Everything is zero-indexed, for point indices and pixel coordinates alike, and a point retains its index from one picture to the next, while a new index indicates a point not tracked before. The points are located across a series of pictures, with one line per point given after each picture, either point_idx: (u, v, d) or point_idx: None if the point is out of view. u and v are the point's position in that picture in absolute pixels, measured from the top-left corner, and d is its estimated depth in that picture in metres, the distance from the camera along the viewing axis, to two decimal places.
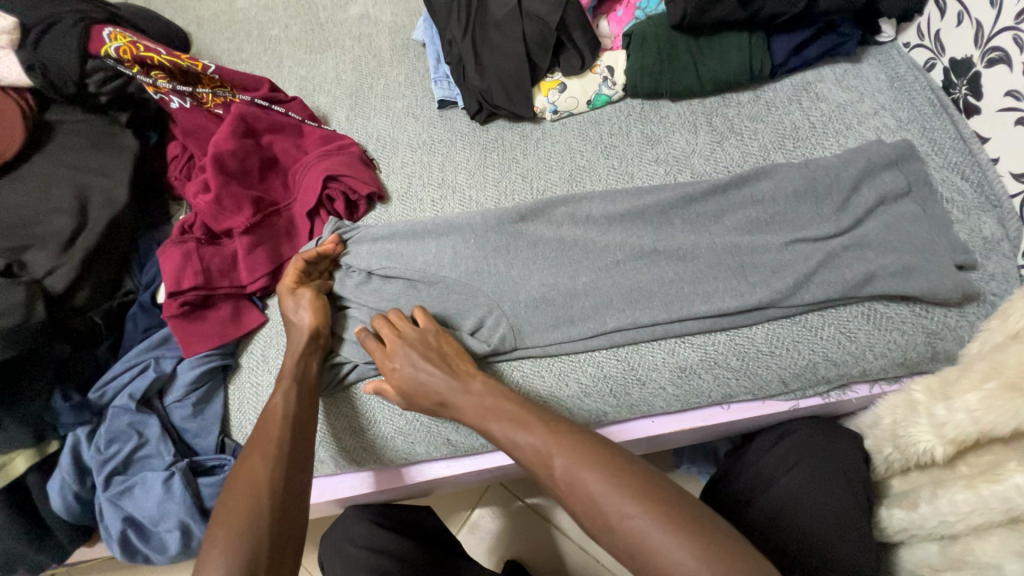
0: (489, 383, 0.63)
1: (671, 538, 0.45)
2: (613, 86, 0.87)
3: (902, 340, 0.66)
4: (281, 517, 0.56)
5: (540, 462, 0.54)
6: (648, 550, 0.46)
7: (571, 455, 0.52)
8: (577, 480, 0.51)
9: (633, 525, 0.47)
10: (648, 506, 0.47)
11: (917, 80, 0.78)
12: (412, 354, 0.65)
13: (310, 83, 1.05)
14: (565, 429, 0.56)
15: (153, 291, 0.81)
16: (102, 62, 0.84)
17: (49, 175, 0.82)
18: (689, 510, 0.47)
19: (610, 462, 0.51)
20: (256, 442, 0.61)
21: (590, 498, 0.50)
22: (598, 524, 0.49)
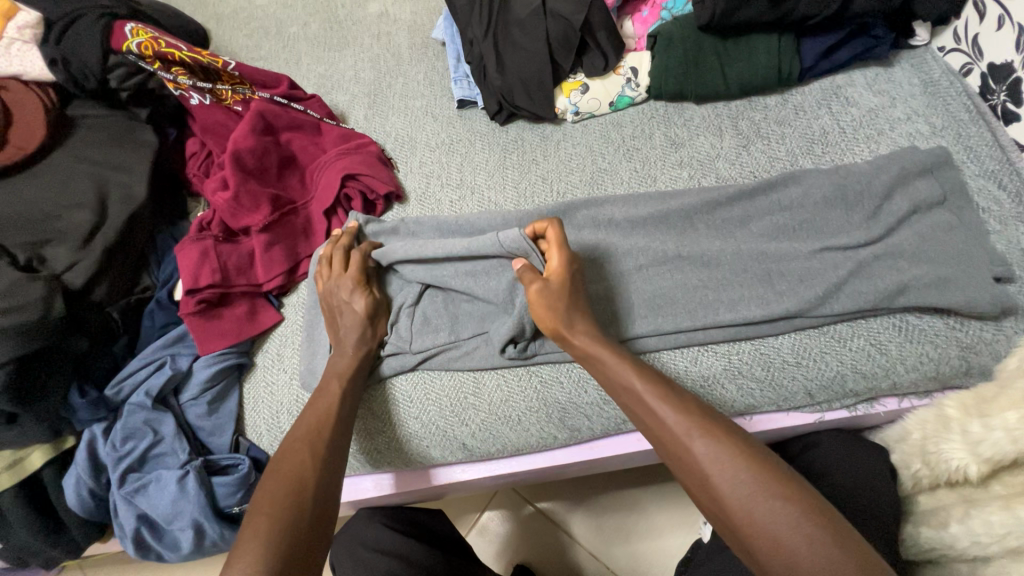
0: (619, 351, 0.62)
1: (814, 544, 0.43)
2: (637, 87, 0.85)
3: (935, 354, 0.64)
4: (318, 517, 0.57)
5: (677, 438, 0.53)
6: (786, 549, 0.43)
7: (715, 440, 0.51)
8: (714, 460, 0.49)
9: (769, 517, 0.45)
10: (793, 507, 0.45)
11: (952, 85, 0.76)
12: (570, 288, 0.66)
13: (328, 81, 1.04)
14: (705, 412, 0.54)
15: (170, 288, 0.81)
16: (124, 58, 0.83)
17: (69, 168, 0.82)
18: (834, 521, 0.44)
19: (755, 455, 0.49)
20: (301, 436, 0.63)
21: (730, 485, 0.48)
22: (733, 512, 0.47)
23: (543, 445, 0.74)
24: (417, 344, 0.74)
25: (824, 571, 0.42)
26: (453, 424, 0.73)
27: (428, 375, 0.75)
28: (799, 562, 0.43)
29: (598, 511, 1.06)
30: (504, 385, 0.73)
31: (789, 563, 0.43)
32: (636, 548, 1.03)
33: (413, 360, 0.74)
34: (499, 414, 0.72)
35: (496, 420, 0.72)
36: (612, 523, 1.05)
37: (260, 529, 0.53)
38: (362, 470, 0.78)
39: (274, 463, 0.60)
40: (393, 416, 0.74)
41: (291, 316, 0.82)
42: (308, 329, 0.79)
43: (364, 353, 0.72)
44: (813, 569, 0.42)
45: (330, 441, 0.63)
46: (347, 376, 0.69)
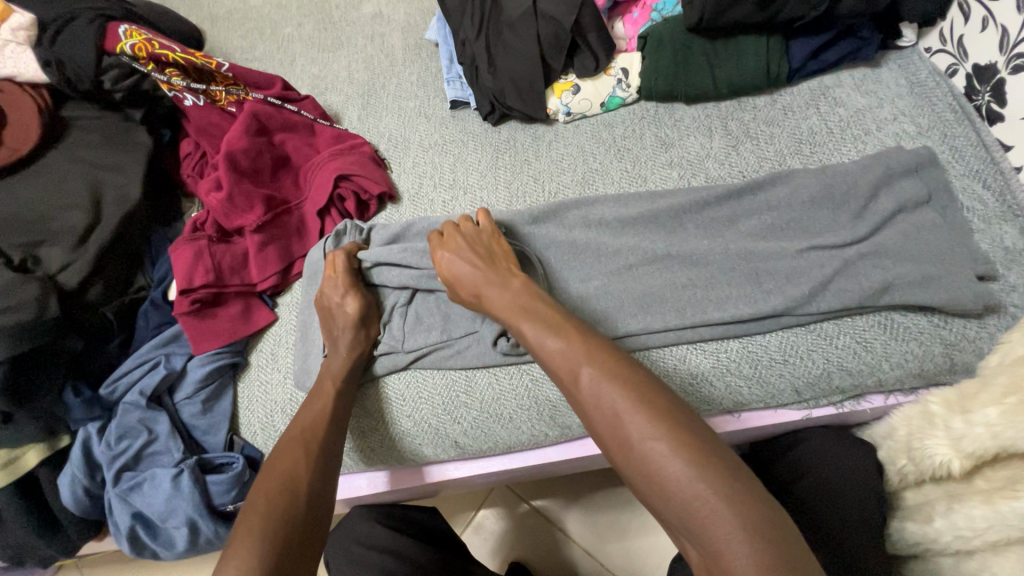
0: (527, 296, 0.64)
1: (681, 462, 0.45)
2: (627, 88, 0.86)
3: (920, 351, 0.65)
4: (314, 516, 0.58)
5: (568, 371, 0.55)
6: (655, 467, 0.46)
7: (601, 372, 0.53)
8: (597, 390, 0.51)
9: (642, 439, 0.47)
10: (666, 429, 0.47)
11: (937, 86, 0.77)
12: (464, 250, 0.70)
13: (322, 82, 1.05)
14: (600, 346, 0.56)
15: (164, 288, 0.81)
16: (118, 59, 0.84)
17: (64, 169, 0.82)
18: (707, 442, 0.46)
19: (638, 384, 0.51)
20: (297, 437, 0.64)
21: (610, 413, 0.50)
22: (612, 437, 0.49)
23: (534, 443, 0.75)
24: (410, 343, 0.75)
25: (687, 487, 0.44)
26: (445, 422, 0.73)
27: (420, 374, 0.75)
28: (666, 481, 0.45)
29: (592, 508, 1.07)
30: (495, 384, 0.73)
31: (657, 480, 0.45)
32: (630, 545, 1.04)
33: (405, 359, 0.75)
34: (490, 412, 0.73)
35: (488, 418, 0.73)
36: (606, 520, 1.06)
37: (255, 528, 0.54)
38: (356, 468, 0.78)
39: (269, 464, 0.61)
40: (385, 414, 0.75)
41: (285, 315, 0.83)
42: (302, 330, 0.79)
43: (356, 354, 0.73)
44: (677, 486, 0.44)
45: (327, 442, 0.64)
46: (342, 377, 0.70)
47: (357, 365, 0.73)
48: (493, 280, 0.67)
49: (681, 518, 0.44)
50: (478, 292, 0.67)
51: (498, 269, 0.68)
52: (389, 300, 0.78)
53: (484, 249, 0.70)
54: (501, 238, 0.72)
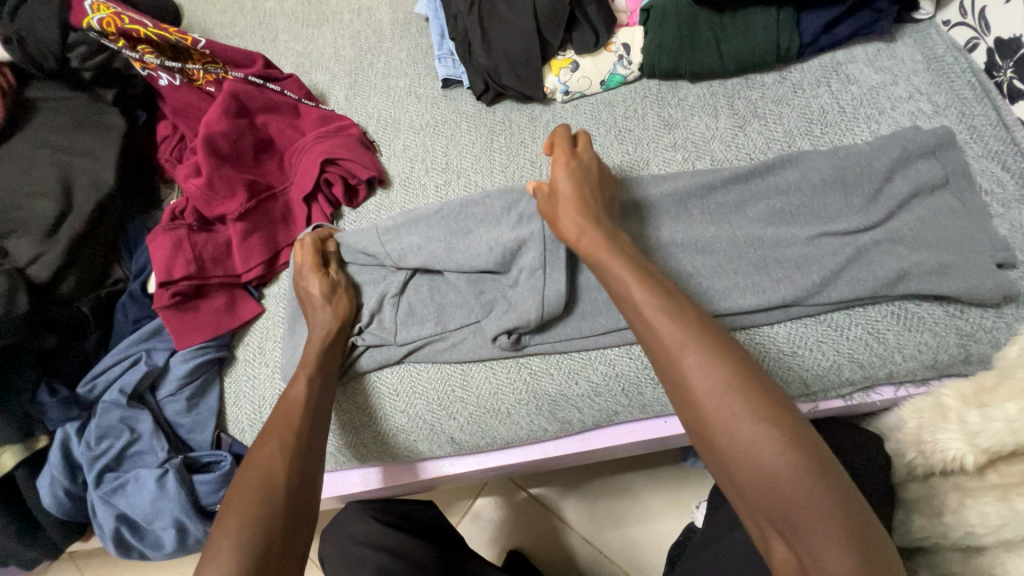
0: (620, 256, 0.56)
1: (793, 472, 0.41)
2: (629, 65, 0.81)
3: (934, 342, 0.62)
4: (298, 510, 0.55)
5: (669, 353, 0.48)
6: (764, 474, 0.42)
7: (708, 358, 0.46)
8: (705, 377, 0.46)
9: (752, 442, 0.43)
10: (781, 434, 0.43)
11: (956, 61, 0.73)
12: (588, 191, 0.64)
13: (307, 60, 0.99)
14: (705, 324, 0.49)
15: (143, 280, 0.77)
16: (85, 35, 0.78)
17: (31, 155, 0.77)
18: (818, 452, 0.43)
19: (748, 376, 0.45)
20: (275, 431, 0.60)
21: (717, 408, 0.45)
22: (713, 433, 0.45)
23: (533, 438, 0.72)
24: (403, 336, 0.71)
25: (794, 494, 0.41)
26: (441, 419, 0.71)
27: (414, 368, 0.73)
28: (774, 491, 0.42)
29: (590, 497, 1.05)
30: (492, 378, 0.70)
31: (763, 489, 0.42)
32: (629, 533, 1.03)
33: (398, 353, 0.71)
34: (487, 407, 0.70)
35: (485, 413, 0.70)
36: (604, 508, 1.04)
37: (231, 529, 0.50)
38: (348, 465, 0.76)
39: (247, 459, 0.58)
40: (378, 410, 0.72)
41: (272, 307, 0.79)
42: (288, 322, 0.76)
43: (341, 346, 0.70)
44: (784, 495, 0.41)
45: (308, 433, 0.61)
46: (326, 369, 0.67)
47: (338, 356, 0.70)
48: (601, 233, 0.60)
49: (780, 526, 0.42)
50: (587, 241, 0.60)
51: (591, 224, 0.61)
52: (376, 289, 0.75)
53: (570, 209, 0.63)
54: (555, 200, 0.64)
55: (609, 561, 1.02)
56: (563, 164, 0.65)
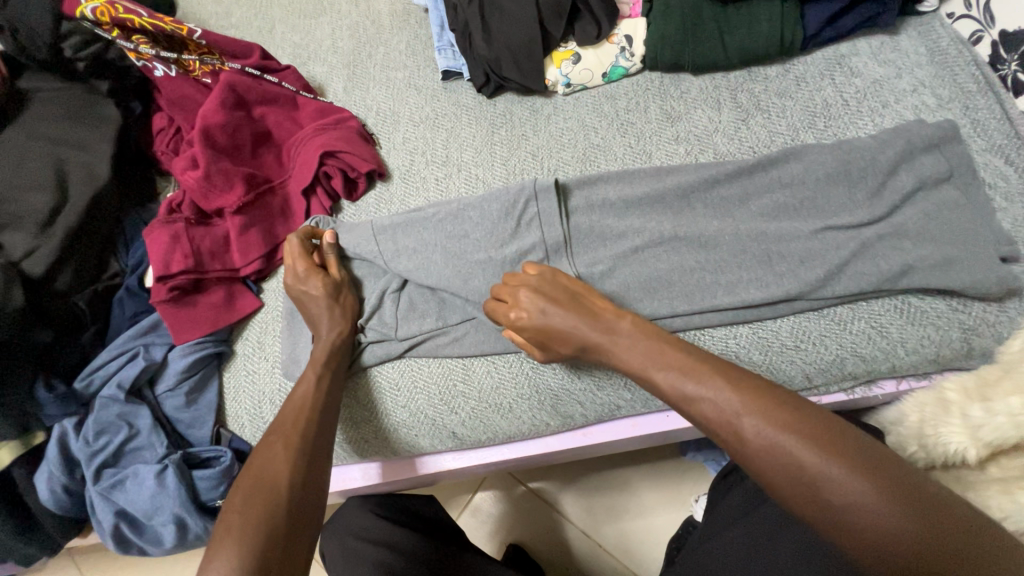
0: (643, 325, 0.58)
1: (900, 516, 0.39)
2: (631, 58, 0.81)
3: (937, 336, 0.62)
4: (301, 508, 0.54)
5: (724, 423, 0.47)
6: (870, 529, 0.39)
7: (766, 417, 0.45)
8: (771, 441, 0.44)
9: (847, 497, 0.40)
10: (867, 478, 0.41)
11: (960, 55, 0.72)
12: (547, 304, 0.60)
13: (304, 51, 0.98)
14: (752, 383, 0.48)
15: (140, 275, 0.76)
16: (79, 25, 0.78)
17: (25, 146, 0.76)
18: (911, 485, 0.41)
19: (812, 425, 0.44)
20: (277, 431, 0.60)
21: (798, 469, 0.42)
22: (803, 497, 0.42)
23: (535, 432, 0.72)
24: (404, 330, 0.71)
25: (903, 538, 0.38)
26: (442, 413, 0.71)
27: (415, 363, 0.72)
28: (881, 542, 0.39)
29: (590, 490, 1.06)
30: (494, 373, 0.70)
31: (877, 548, 0.39)
32: (629, 526, 1.03)
33: (399, 348, 0.71)
34: (489, 402, 0.70)
35: (487, 408, 0.70)
36: (604, 502, 1.05)
37: (233, 528, 0.50)
38: (350, 459, 0.75)
39: (250, 459, 0.57)
40: (380, 404, 0.72)
41: (271, 302, 0.79)
42: (287, 317, 0.75)
43: (344, 340, 0.69)
44: (892, 543, 0.39)
45: (312, 432, 0.61)
46: (327, 363, 0.67)
47: (341, 347, 0.69)
48: (601, 333, 0.58)
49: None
50: (584, 344, 0.59)
51: (599, 315, 0.60)
52: (376, 282, 0.75)
53: (566, 294, 0.62)
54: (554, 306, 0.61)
55: (609, 555, 1.02)
56: (518, 327, 0.62)
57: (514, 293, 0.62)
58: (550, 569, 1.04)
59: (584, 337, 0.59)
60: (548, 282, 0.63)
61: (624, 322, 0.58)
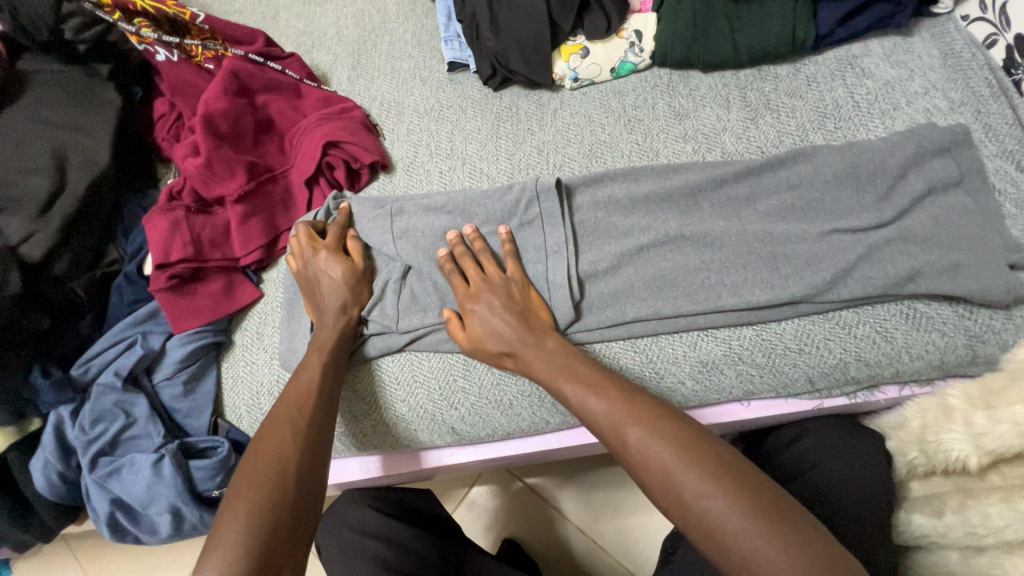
0: (564, 338, 0.63)
1: (747, 521, 0.43)
2: (640, 53, 0.80)
3: (942, 342, 0.62)
4: (306, 494, 0.54)
5: (612, 429, 0.53)
6: (717, 529, 0.44)
7: (647, 428, 0.51)
8: (648, 449, 0.50)
9: (704, 500, 0.45)
10: (719, 485, 0.46)
11: (974, 58, 0.71)
12: (495, 304, 0.64)
13: (308, 39, 0.97)
14: (639, 399, 0.54)
15: (139, 262, 0.75)
16: (79, 7, 0.76)
17: (23, 129, 0.75)
18: (765, 494, 0.45)
19: (686, 438, 0.49)
20: (283, 418, 0.58)
21: (665, 473, 0.48)
22: (668, 499, 0.47)
23: (535, 430, 0.72)
24: (405, 324, 0.70)
25: (745, 541, 0.43)
26: (442, 408, 0.70)
27: (416, 357, 0.72)
28: (728, 543, 0.44)
29: (588, 487, 1.06)
30: (494, 369, 0.69)
31: (727, 549, 0.44)
32: (625, 524, 1.03)
33: (400, 342, 0.70)
34: (489, 398, 0.69)
35: (486, 404, 0.70)
36: (600, 499, 1.05)
37: (240, 515, 0.49)
38: (348, 453, 0.75)
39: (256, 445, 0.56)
40: (380, 397, 0.71)
41: (271, 292, 0.78)
42: (288, 307, 0.74)
43: (342, 327, 0.68)
44: (738, 546, 0.43)
45: (316, 417, 0.60)
46: (330, 348, 0.66)
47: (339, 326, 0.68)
48: (528, 343, 0.62)
49: None
50: (511, 352, 0.62)
51: (534, 329, 0.63)
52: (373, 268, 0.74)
53: (518, 306, 0.65)
54: (506, 312, 0.63)
55: (604, 552, 1.02)
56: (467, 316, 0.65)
57: (479, 285, 0.66)
58: (545, 565, 1.04)
59: (512, 343, 0.62)
60: (504, 290, 0.65)
61: (553, 339, 0.63)
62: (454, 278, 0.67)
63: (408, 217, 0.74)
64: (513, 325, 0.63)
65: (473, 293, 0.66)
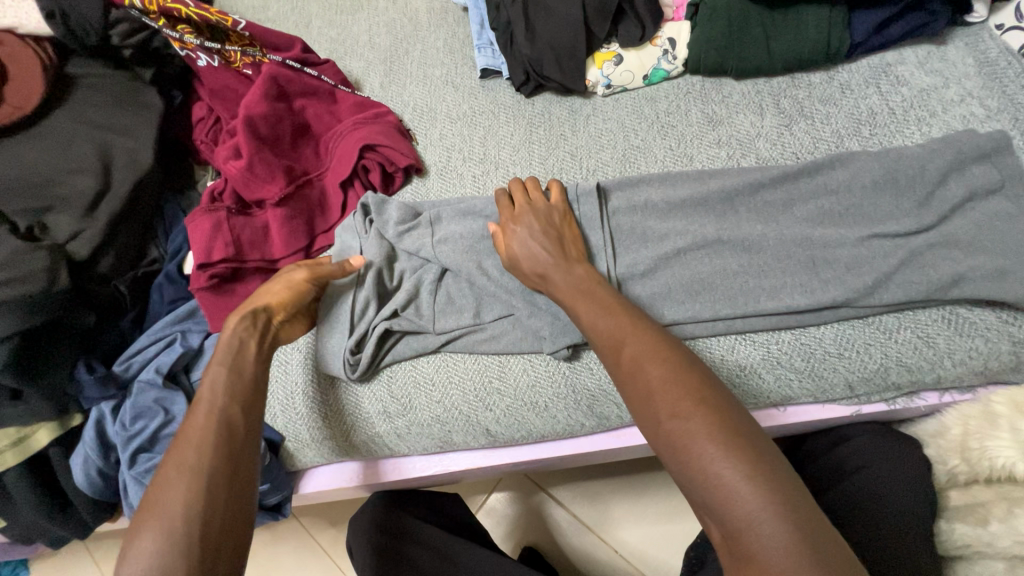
0: (592, 269, 0.63)
1: (717, 445, 0.43)
2: (674, 60, 0.81)
3: (985, 349, 0.61)
4: (211, 530, 0.47)
5: (610, 345, 0.54)
6: (687, 447, 0.44)
7: (643, 346, 0.52)
8: (639, 365, 0.50)
9: (677, 419, 0.45)
10: (696, 408, 0.45)
11: (1010, 66, 0.72)
12: (535, 227, 0.65)
13: (341, 46, 0.99)
14: (643, 323, 0.55)
15: (179, 262, 0.77)
16: (126, 13, 0.78)
17: (71, 131, 0.77)
18: (743, 429, 0.44)
19: (680, 364, 0.50)
20: (173, 455, 0.50)
21: (648, 390, 0.49)
22: (645, 414, 0.48)
23: (569, 432, 0.71)
24: (441, 325, 0.71)
25: (710, 464, 0.42)
26: (477, 409, 0.70)
27: (451, 357, 0.72)
28: (691, 463, 0.43)
29: (609, 495, 1.05)
30: (530, 370, 0.70)
31: (690, 469, 0.43)
32: (648, 534, 1.02)
33: (436, 342, 0.71)
34: (525, 400, 0.70)
35: (522, 406, 0.70)
36: (621, 506, 1.04)
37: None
38: (382, 454, 0.75)
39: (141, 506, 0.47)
40: (414, 399, 0.71)
41: None
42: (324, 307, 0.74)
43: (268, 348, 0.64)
44: (701, 469, 0.43)
45: (213, 441, 0.51)
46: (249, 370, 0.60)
47: (251, 321, 0.64)
48: (559, 266, 0.62)
49: (711, 505, 0.42)
50: (544, 275, 0.63)
51: (565, 255, 0.64)
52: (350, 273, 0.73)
53: (554, 229, 0.66)
54: (547, 233, 0.65)
55: (626, 562, 1.01)
56: (505, 234, 0.66)
57: (524, 207, 0.68)
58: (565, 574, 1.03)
59: (544, 263, 0.63)
60: (544, 212, 0.67)
61: (583, 268, 0.63)
62: (502, 198, 0.70)
63: (445, 221, 0.75)
64: (547, 247, 0.63)
65: (517, 214, 0.67)
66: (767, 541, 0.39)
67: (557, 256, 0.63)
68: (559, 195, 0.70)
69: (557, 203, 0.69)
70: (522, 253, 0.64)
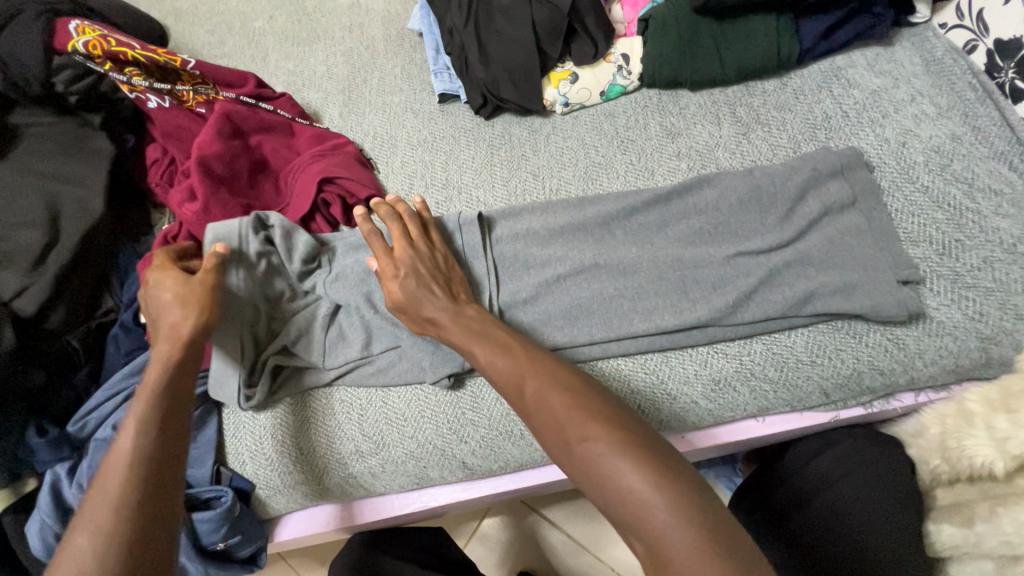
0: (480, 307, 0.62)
1: (625, 461, 0.44)
2: (629, 75, 0.81)
3: (955, 347, 0.61)
4: None
5: (511, 382, 0.53)
6: (599, 468, 0.45)
7: (544, 378, 0.52)
8: (543, 397, 0.50)
9: (587, 444, 0.46)
10: (602, 428, 0.47)
11: (955, 63, 0.73)
12: (417, 272, 0.62)
13: (298, 78, 0.98)
14: (538, 355, 0.55)
15: (135, 310, 0.74)
16: (70, 59, 0.77)
17: (15, 183, 0.74)
18: (645, 442, 0.46)
19: (580, 389, 0.51)
20: (92, 512, 0.47)
21: (555, 419, 0.49)
22: (556, 444, 0.48)
23: (549, 459, 0.70)
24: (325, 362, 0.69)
25: (623, 480, 0.43)
26: (452, 443, 0.68)
27: (421, 391, 0.70)
28: (606, 483, 0.44)
29: (601, 513, 1.03)
30: (505, 400, 0.68)
31: (605, 490, 0.44)
32: None
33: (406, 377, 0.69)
34: (501, 429, 0.68)
35: (498, 436, 0.68)
36: None
37: None
38: (357, 496, 0.72)
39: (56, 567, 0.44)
40: (385, 436, 0.69)
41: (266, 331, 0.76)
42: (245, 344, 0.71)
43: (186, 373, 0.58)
44: (616, 488, 0.43)
45: (139, 493, 0.48)
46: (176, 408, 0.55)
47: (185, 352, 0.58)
48: (448, 312, 0.60)
49: (628, 521, 0.43)
50: (431, 320, 0.60)
51: (454, 301, 0.61)
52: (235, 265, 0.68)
53: (440, 274, 0.63)
54: (433, 280, 0.62)
55: None
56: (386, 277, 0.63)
57: (405, 250, 0.64)
58: None
59: (433, 310, 0.60)
60: (429, 257, 0.64)
61: (474, 309, 0.61)
62: (377, 236, 0.65)
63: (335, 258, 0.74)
64: (434, 294, 0.60)
65: (395, 257, 0.63)
66: (684, 547, 0.40)
67: (447, 304, 0.60)
68: (441, 239, 0.67)
69: (440, 245, 0.66)
70: (404, 299, 0.61)
